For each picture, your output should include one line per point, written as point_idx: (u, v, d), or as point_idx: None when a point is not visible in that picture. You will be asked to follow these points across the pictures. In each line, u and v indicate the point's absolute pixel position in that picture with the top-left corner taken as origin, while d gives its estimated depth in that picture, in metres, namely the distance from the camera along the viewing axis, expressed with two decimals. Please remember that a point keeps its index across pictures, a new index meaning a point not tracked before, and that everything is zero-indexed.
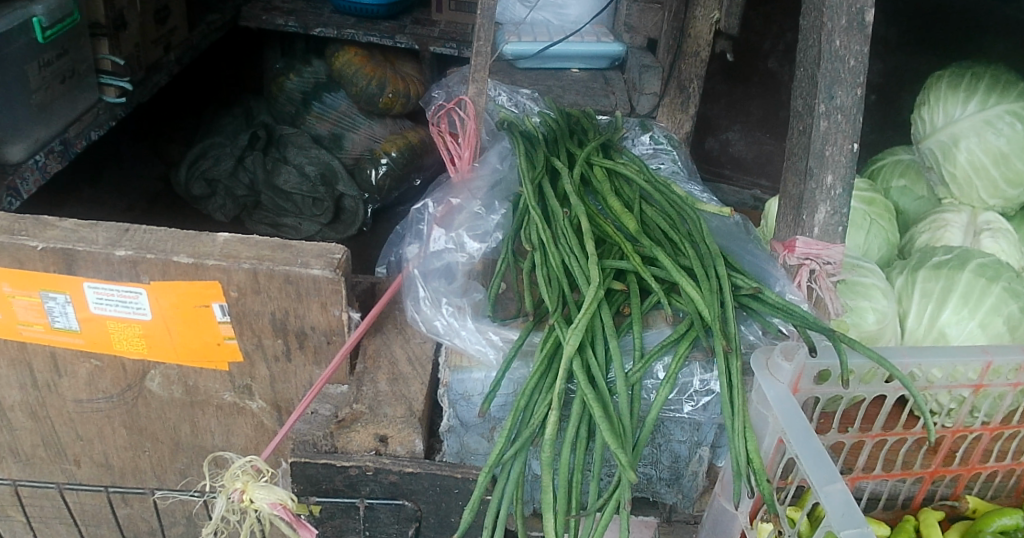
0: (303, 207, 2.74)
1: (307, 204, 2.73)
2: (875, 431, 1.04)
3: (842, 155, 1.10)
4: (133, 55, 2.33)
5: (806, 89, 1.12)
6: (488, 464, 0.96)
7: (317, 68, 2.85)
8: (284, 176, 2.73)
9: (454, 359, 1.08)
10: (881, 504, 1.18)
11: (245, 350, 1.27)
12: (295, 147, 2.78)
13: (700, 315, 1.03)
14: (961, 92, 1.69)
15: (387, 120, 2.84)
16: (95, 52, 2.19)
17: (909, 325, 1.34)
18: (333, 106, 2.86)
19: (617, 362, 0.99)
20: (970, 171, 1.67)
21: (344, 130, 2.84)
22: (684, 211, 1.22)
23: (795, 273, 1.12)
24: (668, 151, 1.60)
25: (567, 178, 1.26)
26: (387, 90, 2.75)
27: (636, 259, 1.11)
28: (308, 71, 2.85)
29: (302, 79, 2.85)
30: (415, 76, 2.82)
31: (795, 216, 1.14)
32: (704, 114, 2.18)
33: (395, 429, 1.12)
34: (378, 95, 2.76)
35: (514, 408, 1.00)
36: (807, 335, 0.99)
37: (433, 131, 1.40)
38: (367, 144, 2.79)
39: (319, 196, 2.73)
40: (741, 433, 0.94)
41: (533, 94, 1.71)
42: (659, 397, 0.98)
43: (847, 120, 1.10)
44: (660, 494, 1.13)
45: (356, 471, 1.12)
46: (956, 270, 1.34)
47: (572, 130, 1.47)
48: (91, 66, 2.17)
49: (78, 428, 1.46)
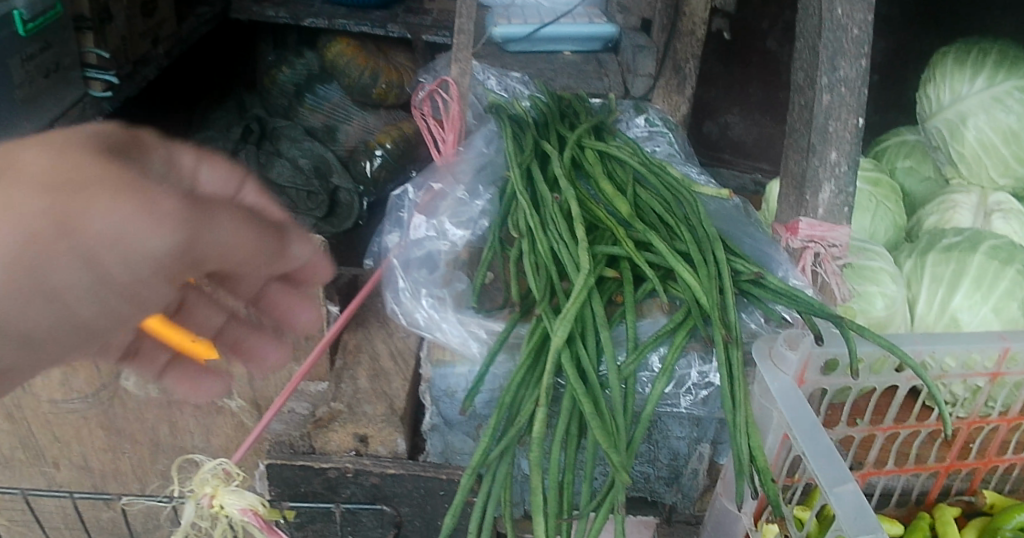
0: (297, 201, 2.48)
1: (301, 198, 2.49)
2: (887, 424, 0.98)
3: (847, 130, 1.03)
4: (120, 48, 2.23)
5: (806, 61, 1.05)
6: (472, 464, 0.90)
7: (309, 59, 2.80)
8: (276, 169, 2.49)
9: (436, 353, 1.01)
10: (894, 500, 1.11)
11: (221, 346, 1.21)
12: (288, 139, 2.59)
13: (697, 302, 0.97)
14: (968, 68, 1.61)
15: (380, 112, 2.76)
16: (80, 46, 2.10)
17: (919, 311, 1.27)
18: (326, 97, 2.77)
19: (609, 354, 0.92)
20: (979, 151, 1.59)
21: (337, 123, 2.74)
22: (680, 194, 1.15)
23: (798, 258, 1.06)
24: (664, 133, 1.53)
25: (557, 161, 1.19)
26: (379, 81, 2.72)
27: (629, 244, 1.04)
28: (300, 63, 2.79)
29: (294, 72, 2.78)
30: (408, 65, 2.78)
31: (798, 197, 1.07)
32: (701, 97, 2.11)
33: (376, 428, 1.05)
34: (371, 86, 2.73)
35: (500, 405, 0.94)
36: (812, 322, 0.93)
37: (416, 114, 1.32)
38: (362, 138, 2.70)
39: (312, 190, 2.49)
40: (743, 428, 0.88)
41: (524, 77, 1.64)
42: (654, 391, 0.92)
43: (851, 93, 1.02)
44: (658, 494, 1.07)
45: (335, 473, 1.06)
46: (967, 253, 1.27)
47: (563, 112, 1.41)
48: (75, 60, 2.09)
49: (54, 430, 1.38)
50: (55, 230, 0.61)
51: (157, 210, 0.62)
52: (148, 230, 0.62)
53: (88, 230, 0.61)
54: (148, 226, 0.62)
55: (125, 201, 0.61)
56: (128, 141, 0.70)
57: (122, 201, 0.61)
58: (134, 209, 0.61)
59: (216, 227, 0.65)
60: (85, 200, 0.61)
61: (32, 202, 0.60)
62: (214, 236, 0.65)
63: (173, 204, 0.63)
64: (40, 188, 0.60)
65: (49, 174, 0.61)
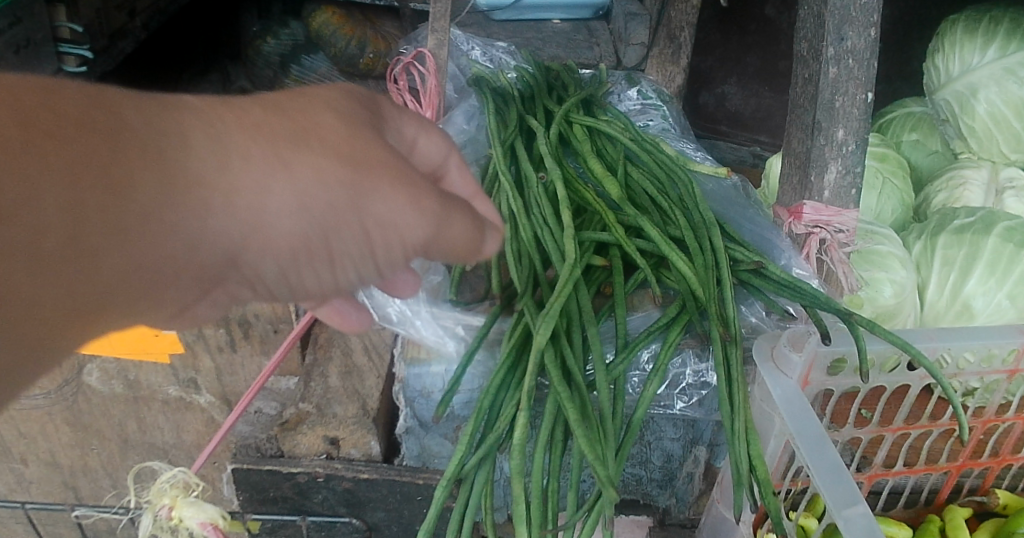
0: None
1: None
2: (897, 425, 0.92)
3: (854, 106, 0.94)
4: (93, 21, 1.85)
5: (811, 28, 0.95)
6: (447, 474, 0.82)
7: (295, 29, 2.43)
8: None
9: (410, 350, 0.94)
10: (903, 500, 1.05)
11: (187, 341, 1.13)
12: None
13: (693, 294, 0.89)
14: (979, 37, 1.52)
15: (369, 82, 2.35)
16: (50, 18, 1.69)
17: (928, 297, 1.20)
18: (312, 68, 2.42)
19: (596, 354, 0.84)
20: (991, 125, 1.51)
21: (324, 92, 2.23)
22: (674, 173, 1.07)
23: (803, 244, 0.98)
24: (657, 106, 1.44)
25: (543, 138, 1.11)
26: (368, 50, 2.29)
27: (618, 231, 0.96)
28: (286, 34, 2.42)
29: (279, 43, 2.42)
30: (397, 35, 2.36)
31: (802, 177, 0.99)
32: (698, 66, 2.02)
33: (347, 431, 0.98)
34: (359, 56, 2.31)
35: (478, 410, 0.86)
36: (817, 317, 0.85)
37: (392, 89, 1.24)
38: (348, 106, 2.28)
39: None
40: (743, 436, 0.81)
41: (509, 47, 1.54)
42: (645, 394, 0.84)
43: (859, 66, 0.93)
44: (651, 496, 1.01)
45: (305, 478, 0.99)
46: (980, 236, 1.20)
47: (550, 85, 1.32)
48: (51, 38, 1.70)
49: (16, 426, 1.29)
50: (351, 206, 0.61)
51: (426, 203, 0.64)
52: (417, 215, 0.64)
53: (373, 209, 0.62)
54: (411, 207, 0.63)
55: (396, 189, 0.63)
56: (373, 108, 0.71)
57: (399, 184, 0.63)
58: (406, 195, 0.63)
59: (470, 225, 0.68)
60: (394, 186, 0.63)
61: (333, 168, 0.61)
62: (452, 233, 0.67)
63: (433, 198, 0.65)
64: (332, 160, 0.61)
65: (340, 148, 0.62)
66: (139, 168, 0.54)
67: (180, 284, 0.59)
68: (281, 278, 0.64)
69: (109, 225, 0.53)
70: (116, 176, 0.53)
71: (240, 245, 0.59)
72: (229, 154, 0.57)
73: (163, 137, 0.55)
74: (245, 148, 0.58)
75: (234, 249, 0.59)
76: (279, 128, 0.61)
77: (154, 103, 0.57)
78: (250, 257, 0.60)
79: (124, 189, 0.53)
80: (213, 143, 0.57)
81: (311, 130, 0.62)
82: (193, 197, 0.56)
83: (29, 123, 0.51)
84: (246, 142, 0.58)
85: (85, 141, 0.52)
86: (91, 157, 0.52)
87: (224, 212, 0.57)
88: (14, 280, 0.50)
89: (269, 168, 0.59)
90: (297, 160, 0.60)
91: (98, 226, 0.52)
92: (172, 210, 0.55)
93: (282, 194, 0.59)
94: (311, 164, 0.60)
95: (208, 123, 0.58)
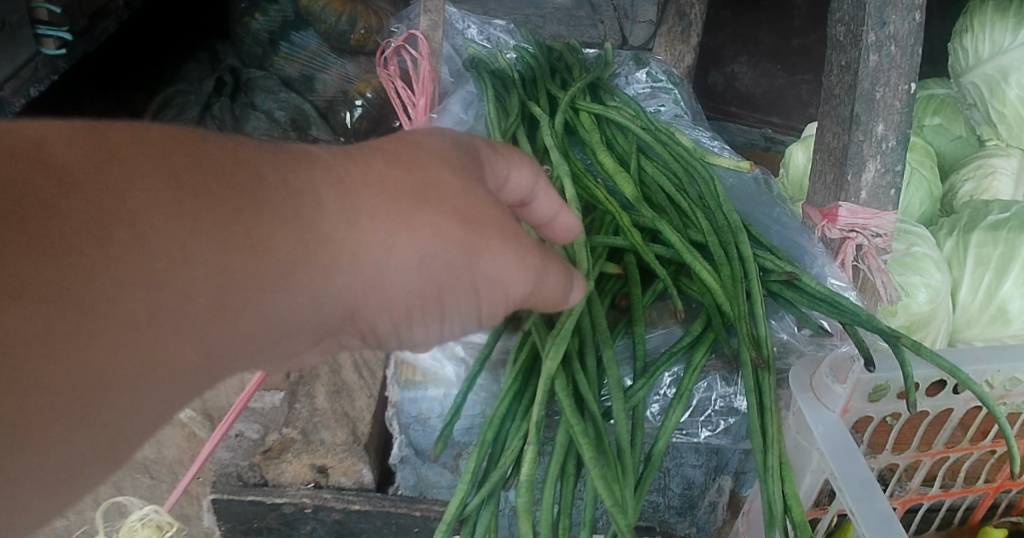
0: None
1: None
2: (937, 451, 0.82)
3: (896, 98, 0.85)
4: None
5: (848, 11, 0.86)
6: (445, 518, 0.73)
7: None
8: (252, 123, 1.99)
9: (405, 372, 0.83)
10: (936, 525, 0.97)
11: None
12: (264, 92, 2.05)
13: (719, 308, 0.80)
14: (1011, 16, 1.41)
15: (360, 59, 2.12)
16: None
17: (961, 298, 1.11)
18: (302, 45, 2.14)
19: (613, 380, 0.74)
20: (1022, 111, 1.41)
21: (315, 72, 2.12)
22: (693, 167, 0.96)
23: (838, 249, 0.90)
24: (668, 89, 1.34)
25: (548, 128, 1.00)
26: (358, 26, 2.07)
27: (634, 235, 0.85)
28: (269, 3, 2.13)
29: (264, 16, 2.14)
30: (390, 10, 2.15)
31: (836, 176, 0.90)
32: (708, 44, 1.92)
33: (336, 459, 0.90)
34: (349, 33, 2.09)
35: (480, 442, 0.76)
36: (858, 337, 0.76)
37: (380, 73, 1.12)
38: (340, 86, 2.08)
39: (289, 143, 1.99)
40: (777, 473, 0.71)
41: (508, 25, 1.42)
42: (668, 424, 0.75)
43: (903, 53, 0.84)
44: (670, 524, 0.92)
45: (291, 509, 0.89)
46: (1017, 234, 1.11)
47: (553, 67, 1.21)
48: (25, 15, 1.55)
49: None
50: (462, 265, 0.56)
51: (527, 259, 0.59)
52: (523, 272, 0.59)
53: (484, 266, 0.57)
54: (514, 263, 0.58)
55: (503, 248, 0.58)
56: (475, 152, 0.63)
57: (506, 242, 0.58)
58: (514, 253, 0.58)
59: (566, 279, 0.63)
60: (508, 243, 0.58)
61: (450, 228, 0.56)
62: (547, 289, 0.62)
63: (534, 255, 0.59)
64: (455, 218, 0.56)
65: (459, 203, 0.57)
66: (275, 231, 0.49)
67: (300, 343, 0.54)
68: (387, 335, 0.59)
69: (241, 293, 0.48)
70: (250, 241, 0.48)
71: (357, 305, 0.54)
72: (356, 214, 0.53)
73: (290, 194, 0.51)
74: (371, 206, 0.53)
75: (350, 310, 0.54)
76: (400, 182, 0.55)
77: (284, 158, 0.52)
78: (366, 315, 0.56)
79: (259, 251, 0.49)
80: (342, 204, 0.52)
81: (430, 183, 0.56)
82: (324, 259, 0.51)
83: (166, 182, 0.47)
84: (368, 197, 0.53)
85: (216, 202, 0.48)
86: (225, 219, 0.48)
87: (345, 273, 0.52)
88: (148, 351, 0.46)
89: (397, 227, 0.54)
90: (422, 219, 0.55)
91: (233, 294, 0.48)
92: (298, 273, 0.50)
93: (404, 251, 0.54)
94: (436, 224, 0.55)
95: (334, 178, 0.53)
